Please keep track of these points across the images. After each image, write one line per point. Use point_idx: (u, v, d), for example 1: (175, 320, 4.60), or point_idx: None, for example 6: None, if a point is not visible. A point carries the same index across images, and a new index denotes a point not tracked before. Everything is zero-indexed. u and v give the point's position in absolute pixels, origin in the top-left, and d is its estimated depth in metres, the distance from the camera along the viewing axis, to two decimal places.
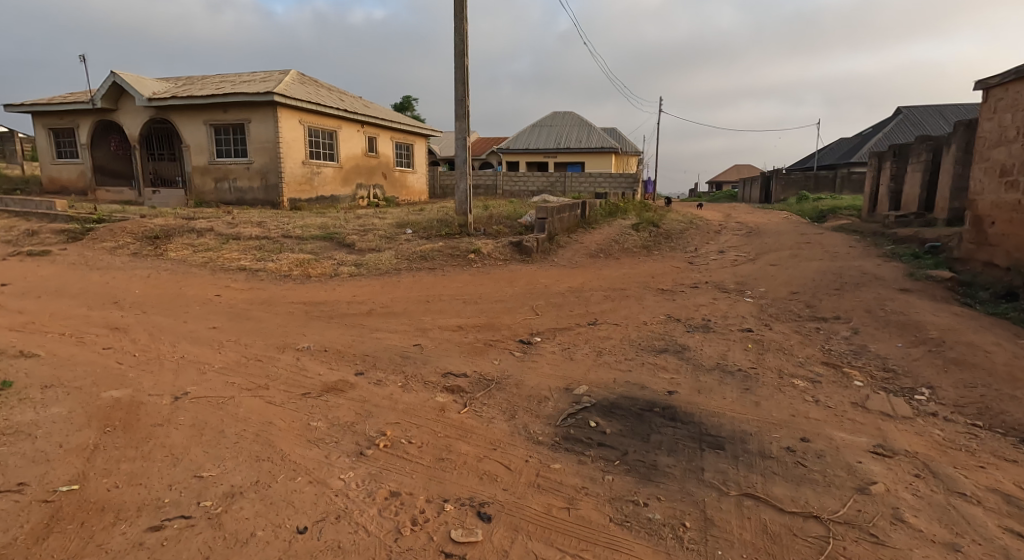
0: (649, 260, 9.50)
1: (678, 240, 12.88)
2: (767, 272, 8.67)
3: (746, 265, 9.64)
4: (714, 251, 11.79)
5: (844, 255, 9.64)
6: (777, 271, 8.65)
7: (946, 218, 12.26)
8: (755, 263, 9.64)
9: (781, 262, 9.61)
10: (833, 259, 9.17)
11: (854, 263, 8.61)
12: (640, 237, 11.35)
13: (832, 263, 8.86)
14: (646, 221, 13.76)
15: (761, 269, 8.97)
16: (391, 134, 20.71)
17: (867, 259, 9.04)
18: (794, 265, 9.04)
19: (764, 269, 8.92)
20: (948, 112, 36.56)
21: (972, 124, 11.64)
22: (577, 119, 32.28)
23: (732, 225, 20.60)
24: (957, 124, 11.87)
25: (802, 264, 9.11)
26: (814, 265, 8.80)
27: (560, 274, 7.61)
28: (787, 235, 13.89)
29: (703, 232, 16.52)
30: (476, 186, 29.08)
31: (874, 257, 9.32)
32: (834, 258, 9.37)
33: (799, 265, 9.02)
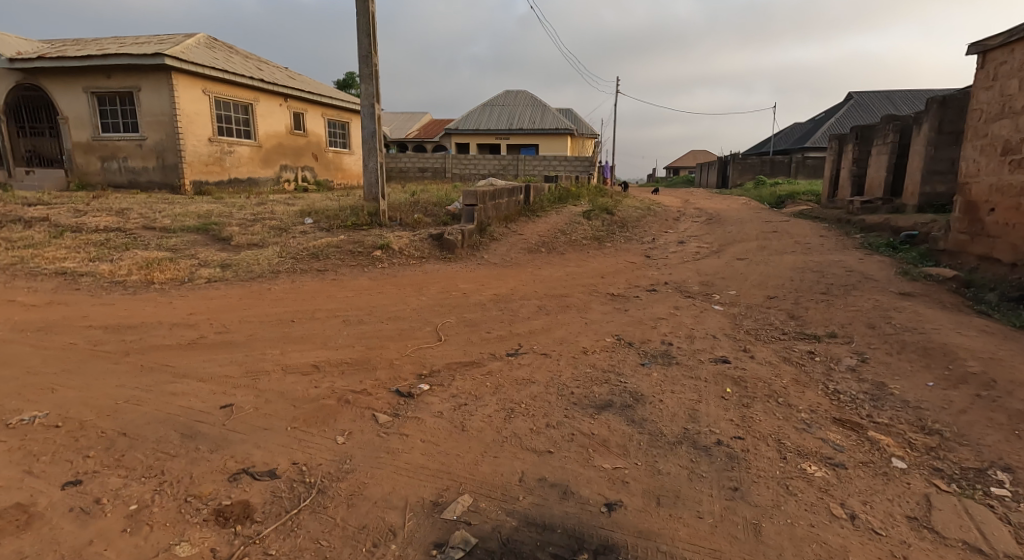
0: (598, 255, 8.14)
1: (634, 229, 11.56)
2: (734, 268, 7.43)
3: (710, 259, 8.41)
4: (673, 242, 10.57)
5: (816, 246, 8.50)
6: (747, 267, 7.41)
7: (917, 205, 11.33)
8: (720, 258, 8.42)
9: (750, 255, 8.41)
10: (807, 253, 8.01)
11: (834, 257, 7.43)
12: (591, 227, 9.99)
13: (807, 257, 7.68)
14: (599, 208, 12.43)
15: (726, 265, 7.76)
16: (321, 110, 19.06)
17: (845, 252, 7.90)
18: (765, 260, 7.84)
19: (731, 265, 7.68)
20: (897, 98, 36.68)
21: (948, 101, 10.64)
22: (530, 98, 30.69)
23: (690, 212, 19.57)
24: (932, 101, 10.87)
25: (773, 258, 7.93)
26: (787, 260, 7.61)
27: (486, 276, 6.19)
28: (751, 223, 12.80)
29: (660, 220, 15.30)
30: (423, 169, 27.28)
31: (852, 249, 8.20)
32: (807, 251, 8.21)
33: (770, 259, 7.84)
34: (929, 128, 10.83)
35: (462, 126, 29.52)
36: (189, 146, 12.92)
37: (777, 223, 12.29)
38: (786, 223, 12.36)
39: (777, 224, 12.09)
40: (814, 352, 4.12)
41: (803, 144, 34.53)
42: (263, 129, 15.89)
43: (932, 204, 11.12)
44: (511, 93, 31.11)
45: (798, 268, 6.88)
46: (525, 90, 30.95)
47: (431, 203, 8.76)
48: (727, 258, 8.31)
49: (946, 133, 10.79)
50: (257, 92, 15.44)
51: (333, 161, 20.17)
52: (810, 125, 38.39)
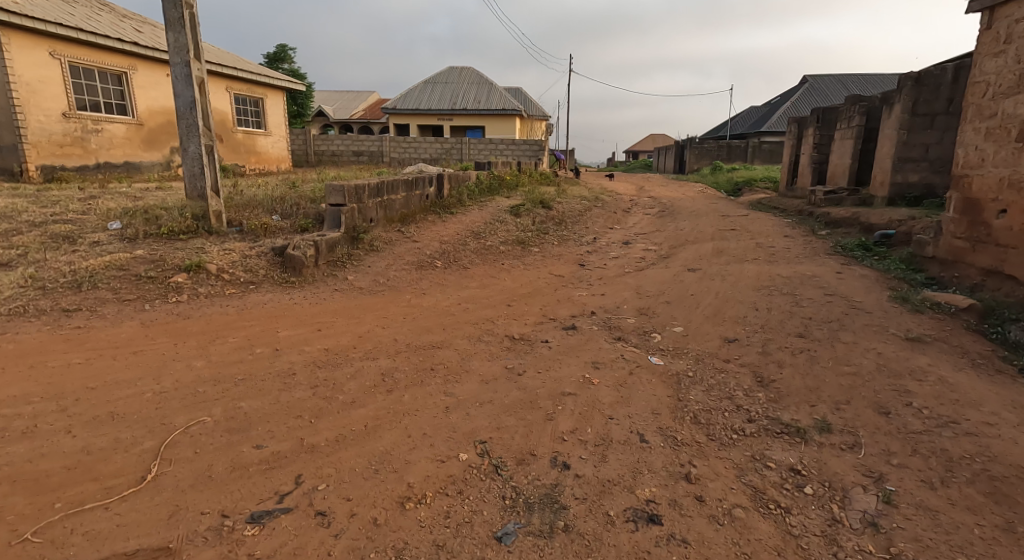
0: (513, 266, 6.37)
1: (573, 227, 9.87)
2: (682, 285, 5.78)
3: (654, 269, 6.76)
4: (615, 244, 8.91)
5: (783, 252, 6.92)
6: (701, 283, 5.77)
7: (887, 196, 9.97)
8: (667, 268, 6.77)
9: (705, 263, 6.80)
10: (773, 262, 6.42)
11: (806, 268, 5.83)
12: (517, 227, 8.22)
13: (772, 267, 6.08)
14: (535, 201, 10.68)
15: (671, 279, 6.12)
16: (224, 84, 17.14)
17: (819, 260, 6.34)
18: (722, 272, 6.21)
19: (678, 280, 6.04)
20: (853, 82, 35.97)
21: (922, 79, 9.22)
22: (475, 76, 28.59)
23: (644, 201, 18.10)
24: (904, 77, 9.41)
25: (732, 268, 6.32)
26: (749, 272, 6.00)
27: (328, 312, 4.38)
28: (707, 218, 11.27)
29: (608, 213, 13.68)
30: (358, 153, 25.01)
31: (825, 255, 6.65)
32: (773, 259, 6.63)
33: (728, 271, 6.23)
34: (901, 109, 9.41)
35: (401, 105, 27.26)
36: (31, 122, 11.12)
37: (737, 218, 10.79)
38: (746, 217, 10.89)
39: (737, 219, 10.59)
40: (799, 469, 2.46)
41: (758, 129, 33.56)
42: (144, 103, 13.76)
43: (904, 196, 9.74)
44: (455, 70, 28.95)
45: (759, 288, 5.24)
46: (470, 67, 28.81)
47: (304, 200, 6.85)
48: (675, 268, 6.67)
49: (920, 115, 9.36)
50: (132, 58, 13.27)
51: (242, 143, 18.14)
52: (768, 108, 37.39)
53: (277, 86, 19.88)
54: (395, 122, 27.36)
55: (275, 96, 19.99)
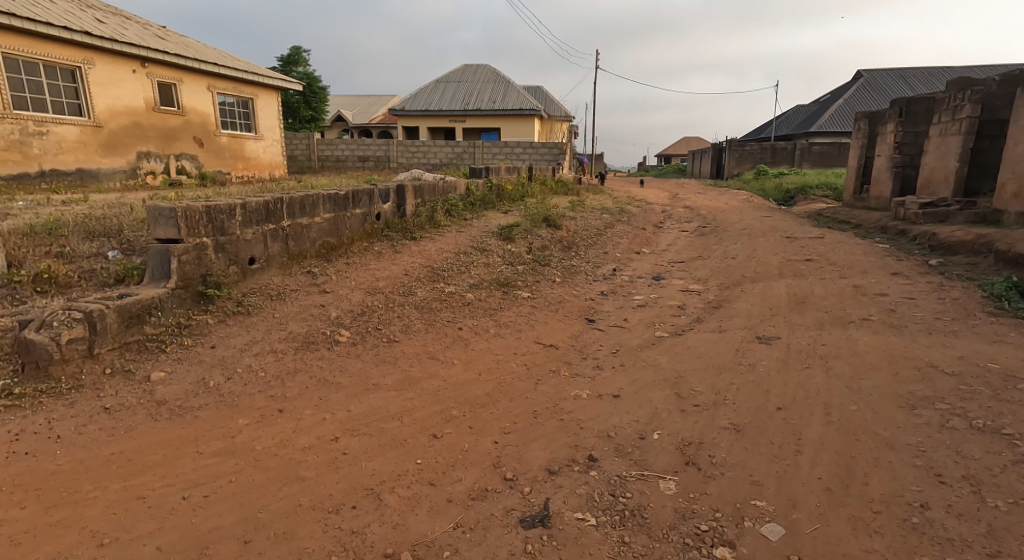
0: (481, 336, 4.07)
1: (586, 263, 7.51)
2: (756, 391, 3.34)
3: (703, 342, 4.36)
4: (641, 288, 6.54)
5: (909, 325, 4.46)
6: (792, 394, 3.29)
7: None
8: (720, 341, 4.38)
9: (782, 336, 4.40)
10: (899, 343, 3.99)
11: (978, 367, 3.41)
12: (501, 266, 5.91)
13: (907, 359, 3.64)
14: (535, 220, 8.35)
15: (731, 370, 3.72)
16: (213, 84, 14.80)
17: (981, 343, 3.92)
18: (817, 360, 3.78)
19: (746, 376, 3.60)
20: (911, 77, 32.72)
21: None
22: (492, 74, 26.50)
23: (679, 213, 15.64)
24: None
25: (835, 350, 3.90)
26: (872, 369, 3.54)
27: (4, 489, 2.06)
28: (764, 242, 8.74)
29: (634, 230, 11.24)
30: (364, 159, 23.78)
31: (983, 330, 4.24)
32: (900, 335, 4.21)
33: (828, 358, 3.79)
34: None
35: (411, 107, 25.32)
36: None
37: (805, 242, 8.30)
38: (818, 241, 8.35)
39: (805, 245, 8.08)
40: None
41: (806, 129, 30.64)
42: (104, 102, 11.82)
43: None
44: (471, 68, 26.95)
45: (914, 425, 2.76)
46: (486, 65, 26.77)
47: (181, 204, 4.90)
48: (734, 345, 4.25)
49: None
50: (88, 50, 11.38)
51: (228, 147, 15.67)
52: (815, 107, 34.33)
53: (269, 85, 17.81)
54: (405, 124, 25.42)
55: (268, 96, 17.95)
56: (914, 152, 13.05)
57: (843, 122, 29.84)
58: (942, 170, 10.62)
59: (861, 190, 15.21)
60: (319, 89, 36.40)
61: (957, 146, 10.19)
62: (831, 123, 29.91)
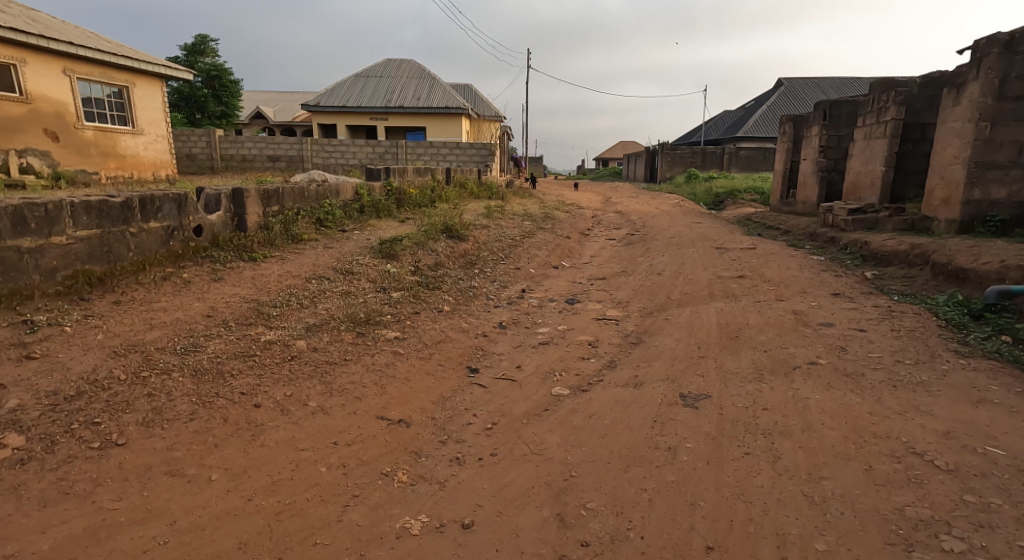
0: (290, 416, 2.78)
1: (488, 286, 6.34)
2: (680, 517, 2.23)
3: (610, 409, 3.23)
4: (546, 317, 5.41)
5: (865, 374, 3.47)
6: (728, 521, 2.21)
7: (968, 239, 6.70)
8: (632, 406, 3.27)
9: (713, 396, 3.32)
10: (862, 409, 2.97)
11: (979, 461, 2.39)
12: (365, 298, 4.62)
13: (879, 443, 2.59)
14: (431, 231, 7.09)
15: (643, 463, 2.59)
16: (67, 65, 12.99)
17: (960, 406, 2.93)
18: (759, 441, 2.72)
19: (664, 477, 2.49)
20: (831, 85, 33.65)
21: (1014, 45, 7.08)
22: (416, 69, 24.97)
23: (608, 219, 14.86)
24: (988, 43, 7.25)
25: (783, 424, 2.84)
26: (837, 462, 2.49)
27: None
28: (692, 254, 7.86)
29: (556, 239, 10.22)
30: (275, 159, 22.13)
31: (957, 381, 3.27)
32: (860, 394, 3.20)
33: (775, 438, 2.73)
34: (980, 90, 7.26)
35: (326, 101, 23.35)
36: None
37: (734, 254, 7.46)
38: (747, 252, 7.55)
39: (734, 258, 7.24)
40: None
41: (734, 134, 30.87)
42: None
43: (978, 219, 7.47)
44: (393, 63, 25.30)
45: None
46: (409, 59, 25.20)
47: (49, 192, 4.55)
48: (650, 413, 3.14)
49: (1008, 98, 7.22)
50: None
51: (94, 142, 13.87)
52: (742, 113, 34.79)
53: (147, 72, 15.96)
54: (320, 121, 23.47)
55: (149, 85, 16.20)
56: (838, 156, 12.69)
57: (768, 127, 30.23)
58: (868, 175, 10.06)
59: (788, 195, 14.85)
60: (228, 83, 34.00)
61: (882, 149, 9.65)
62: (757, 129, 30.26)
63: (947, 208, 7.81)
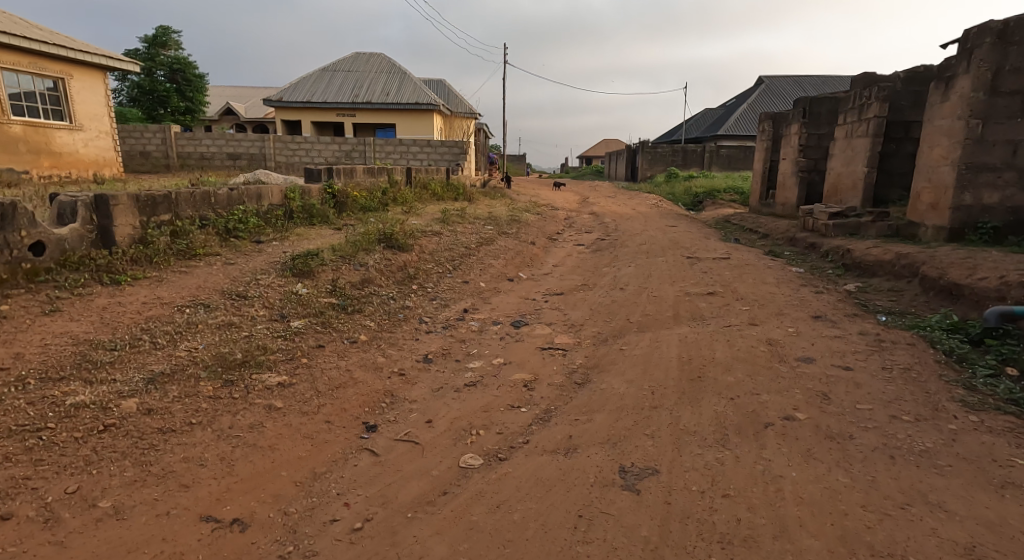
0: (53, 532, 2.13)
1: (423, 307, 5.54)
2: None
3: (524, 495, 2.46)
4: (481, 346, 4.63)
5: (854, 436, 2.71)
6: None
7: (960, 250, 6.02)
8: (556, 487, 2.50)
9: (661, 472, 2.56)
10: (854, 500, 2.25)
11: None
12: (253, 333, 3.79)
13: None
14: (364, 242, 6.24)
15: None
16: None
17: (981, 498, 2.22)
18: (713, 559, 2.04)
19: None
20: (811, 83, 33.30)
21: (1008, 34, 6.42)
22: (386, 64, 23.97)
23: (581, 221, 14.17)
24: (979, 32, 6.58)
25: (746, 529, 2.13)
26: None
27: None
28: (660, 264, 7.13)
29: (518, 245, 9.46)
30: (235, 157, 21.16)
31: (972, 453, 2.53)
32: (849, 468, 2.45)
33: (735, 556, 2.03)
34: (971, 85, 6.60)
35: (289, 97, 22.15)
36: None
37: (704, 265, 6.74)
38: (718, 262, 6.84)
39: (705, 270, 6.52)
40: None
41: (714, 132, 30.41)
42: None
43: (969, 226, 6.82)
44: (362, 56, 24.23)
45: None
46: (378, 53, 24.18)
47: None
48: (574, 502, 2.38)
49: (1001, 93, 6.55)
50: None
51: (23, 138, 13.48)
52: (723, 111, 34.34)
53: (87, 64, 15.37)
54: (283, 118, 22.30)
55: (90, 78, 15.66)
56: (818, 156, 12.08)
57: (748, 125, 29.82)
58: (849, 176, 9.42)
59: (768, 196, 14.24)
60: (190, 77, 33.11)
61: (864, 148, 9.00)
62: (737, 127, 29.84)
63: (935, 213, 7.14)
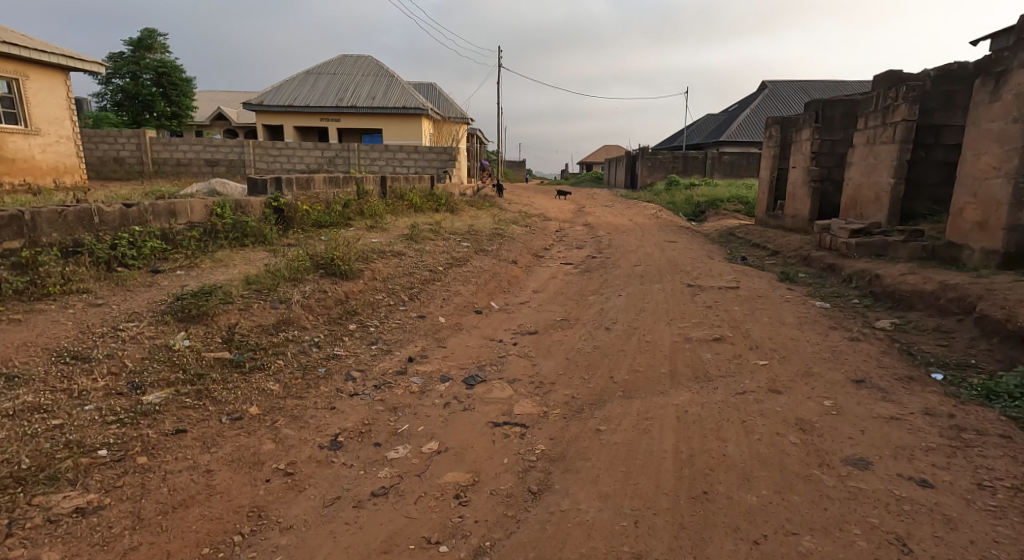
0: None
1: (356, 358, 4.42)
2: None
3: None
4: (415, 420, 3.51)
5: None
6: None
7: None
8: None
9: None
10: None
11: None
12: (70, 422, 2.73)
13: None
14: (293, 270, 5.11)
15: None
16: None
17: None
18: None
19: None
20: (816, 88, 32.26)
21: None
22: (373, 66, 22.91)
23: (574, 234, 13.09)
24: None
25: None
26: None
27: None
28: (656, 294, 6.00)
29: (497, 265, 8.36)
30: (212, 163, 20.10)
31: None
32: None
33: None
34: None
35: (270, 100, 21.04)
36: None
37: (708, 297, 5.62)
38: (725, 293, 5.71)
39: (709, 303, 5.40)
40: None
41: (717, 138, 29.36)
42: None
43: None
44: (349, 59, 23.22)
45: None
46: (365, 56, 23.14)
47: None
48: None
49: None
50: None
51: None
52: (726, 117, 33.24)
53: (46, 65, 14.42)
54: (264, 122, 21.14)
55: (51, 79, 14.76)
56: (832, 164, 10.97)
57: (752, 131, 28.80)
58: (871, 188, 8.30)
59: (775, 207, 13.12)
60: (176, 81, 32.15)
61: (889, 157, 7.89)
62: (740, 133, 28.79)
63: (982, 234, 6.01)
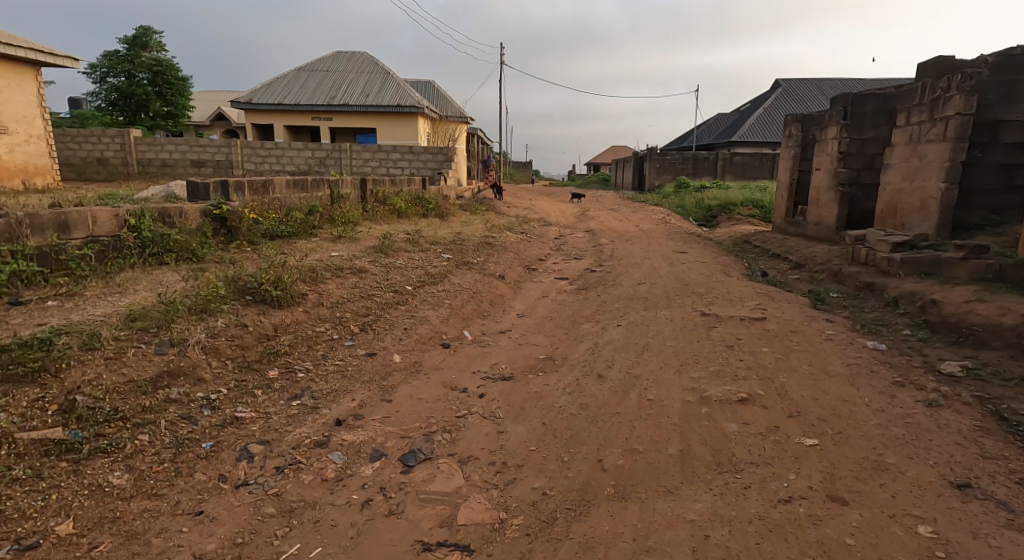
0: None
1: (265, 423, 3.31)
2: None
3: None
4: (313, 538, 2.45)
5: None
6: None
7: None
8: None
9: None
10: None
11: None
12: None
13: None
14: (201, 300, 4.04)
15: None
16: None
17: None
18: None
19: None
20: (831, 86, 30.97)
21: None
22: (368, 63, 21.92)
23: (574, 242, 11.99)
24: None
25: None
26: None
27: None
28: (663, 325, 4.90)
29: (481, 281, 7.28)
30: (199, 164, 18.93)
31: None
32: None
33: None
34: None
35: (259, 98, 20.05)
36: None
37: (727, 331, 4.52)
38: (748, 325, 4.60)
39: (729, 342, 4.30)
40: None
41: (728, 138, 28.14)
42: None
43: None
44: (343, 56, 22.23)
45: None
46: (360, 52, 22.16)
47: None
48: None
49: None
50: None
51: None
52: (738, 116, 31.97)
53: (13, 60, 13.51)
54: (253, 121, 20.14)
55: (20, 75, 13.86)
56: (862, 166, 9.78)
57: (765, 131, 27.56)
58: (915, 193, 7.16)
59: (795, 212, 11.97)
60: (172, 80, 31.30)
61: (937, 157, 6.75)
62: (752, 133, 27.57)
63: None
